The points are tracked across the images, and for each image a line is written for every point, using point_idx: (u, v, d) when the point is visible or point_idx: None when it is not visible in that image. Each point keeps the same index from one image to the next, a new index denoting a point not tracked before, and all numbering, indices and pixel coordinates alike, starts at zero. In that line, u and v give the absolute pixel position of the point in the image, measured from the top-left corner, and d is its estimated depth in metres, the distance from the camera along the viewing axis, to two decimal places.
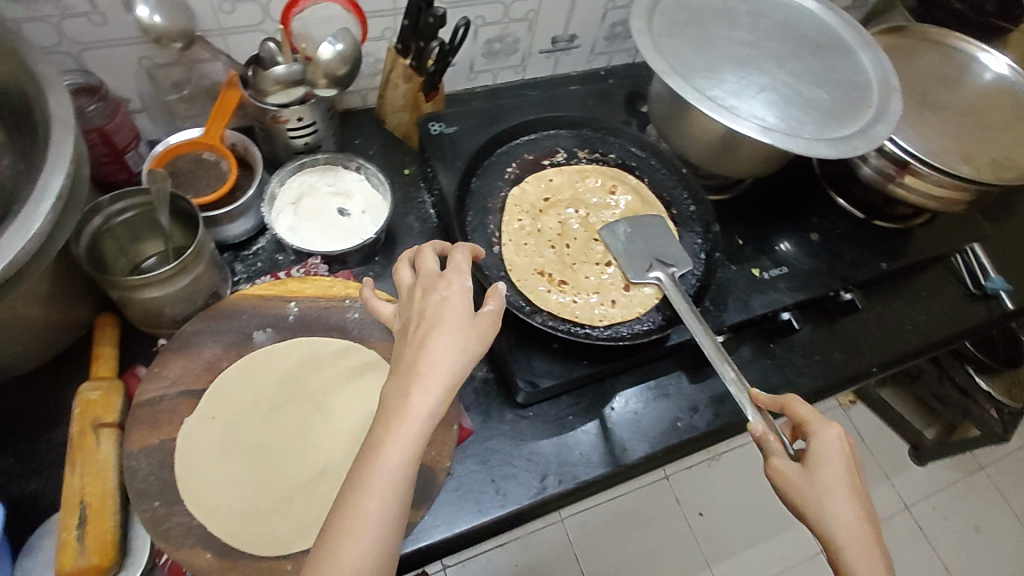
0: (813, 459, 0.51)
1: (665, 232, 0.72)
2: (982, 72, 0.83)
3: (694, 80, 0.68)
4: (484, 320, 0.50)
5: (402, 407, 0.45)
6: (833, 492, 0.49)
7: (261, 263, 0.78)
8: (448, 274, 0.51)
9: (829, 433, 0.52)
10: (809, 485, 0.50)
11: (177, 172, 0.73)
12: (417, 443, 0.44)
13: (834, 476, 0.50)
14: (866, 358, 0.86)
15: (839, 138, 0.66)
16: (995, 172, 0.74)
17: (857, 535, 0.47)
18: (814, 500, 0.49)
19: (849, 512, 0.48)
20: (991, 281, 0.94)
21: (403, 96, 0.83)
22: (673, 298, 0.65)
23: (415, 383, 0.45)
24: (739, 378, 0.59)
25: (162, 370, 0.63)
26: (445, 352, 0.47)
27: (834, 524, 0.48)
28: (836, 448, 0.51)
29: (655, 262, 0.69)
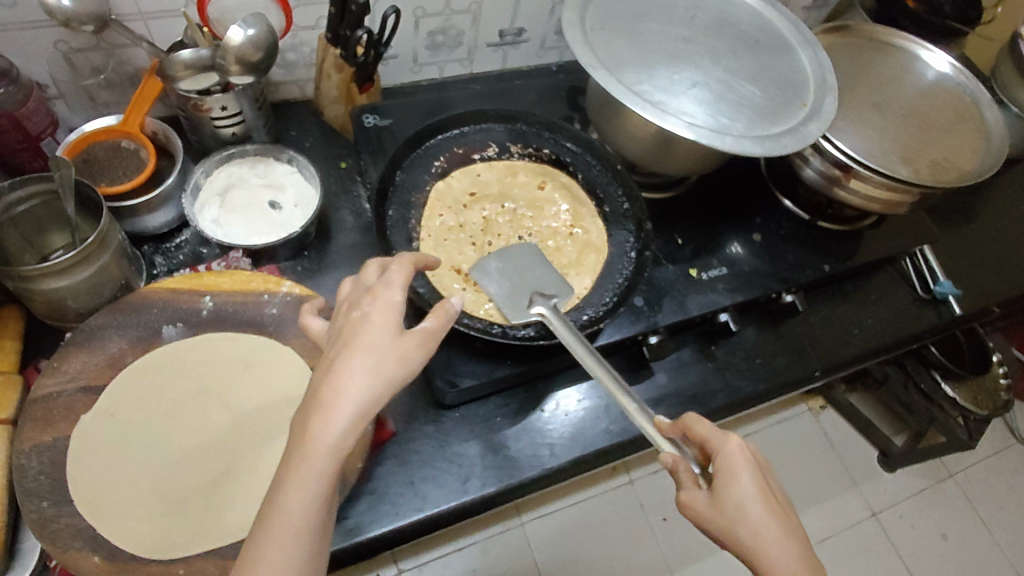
0: (721, 485, 0.47)
1: (535, 260, 0.66)
2: (924, 70, 0.82)
3: (623, 74, 0.66)
4: (411, 339, 0.46)
5: (304, 442, 0.41)
6: (747, 514, 0.46)
7: (184, 256, 0.75)
8: (374, 286, 0.48)
9: (730, 448, 0.49)
10: (722, 514, 0.47)
11: (92, 159, 0.71)
12: (323, 482, 0.41)
13: (745, 495, 0.47)
14: (809, 362, 0.84)
15: (768, 136, 0.64)
16: (934, 174, 0.73)
17: (780, 554, 0.44)
18: (731, 528, 0.46)
19: (769, 533, 0.45)
20: (940, 285, 0.92)
21: (336, 87, 0.81)
22: (562, 335, 0.59)
23: (318, 415, 0.42)
24: (639, 408, 0.55)
25: (61, 365, 0.60)
26: (354, 377, 0.43)
27: (754, 547, 0.45)
28: (742, 463, 0.48)
29: (536, 295, 0.63)
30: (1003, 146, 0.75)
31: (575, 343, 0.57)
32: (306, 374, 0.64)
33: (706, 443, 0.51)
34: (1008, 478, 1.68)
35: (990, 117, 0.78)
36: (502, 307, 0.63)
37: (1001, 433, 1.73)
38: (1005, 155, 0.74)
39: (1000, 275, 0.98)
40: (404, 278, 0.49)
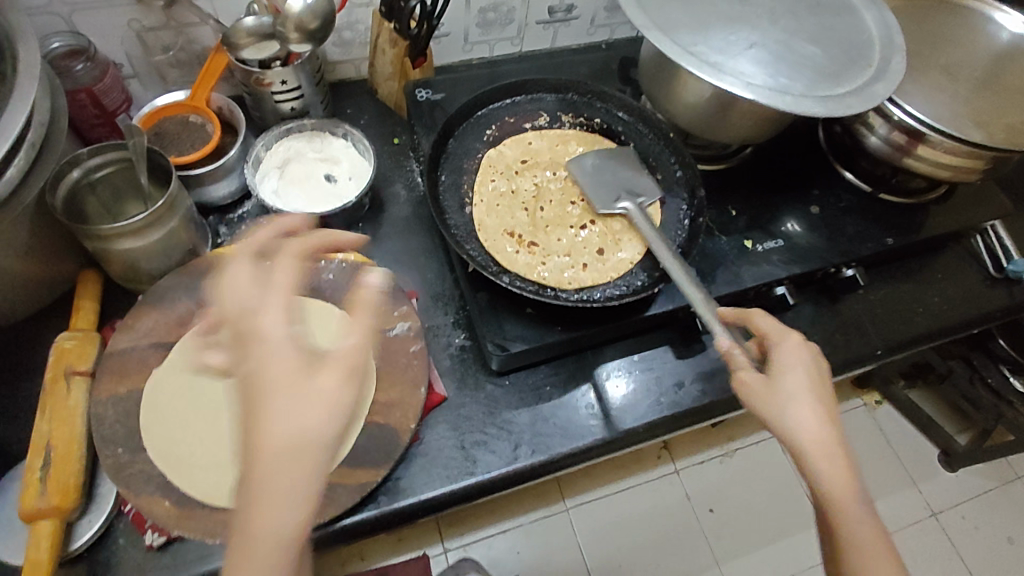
0: (778, 373, 0.53)
1: (634, 163, 0.71)
2: (998, 32, 0.76)
3: (677, 35, 0.65)
4: (323, 368, 0.42)
5: (269, 450, 0.39)
6: (797, 400, 0.51)
7: (246, 227, 0.78)
8: (235, 266, 0.45)
9: (790, 343, 0.55)
10: (780, 397, 0.52)
11: (162, 132, 0.74)
12: (297, 522, 0.39)
13: (798, 385, 0.52)
14: (870, 340, 0.81)
15: (831, 96, 0.62)
16: (1007, 138, 0.69)
17: (825, 438, 0.50)
18: (780, 412, 0.51)
19: (813, 417, 0.51)
20: (1014, 262, 0.87)
21: (390, 62, 0.82)
22: (643, 229, 0.65)
23: (261, 422, 0.40)
24: (705, 299, 0.58)
25: (135, 323, 0.64)
26: (308, 408, 0.40)
27: (803, 429, 0.50)
28: (795, 355, 0.54)
29: (626, 193, 0.69)
30: None
31: (654, 236, 0.63)
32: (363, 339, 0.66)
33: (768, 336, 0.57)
34: None
35: None
36: (591, 197, 0.71)
37: None
38: None
39: None
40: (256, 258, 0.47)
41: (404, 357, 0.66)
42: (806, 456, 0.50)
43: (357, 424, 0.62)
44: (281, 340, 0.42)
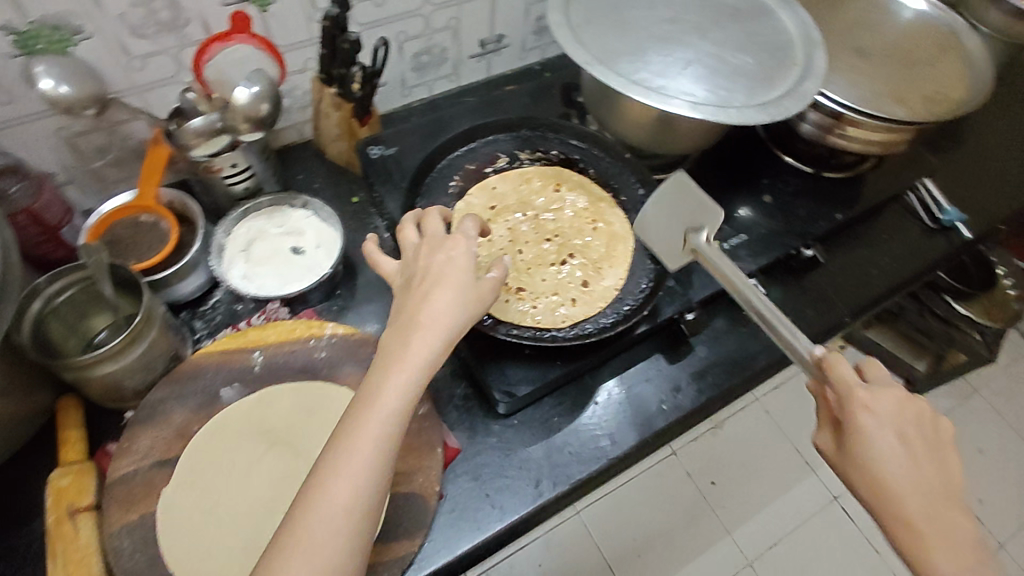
0: (864, 428, 0.50)
1: (683, 186, 0.62)
2: (902, 11, 0.84)
3: (619, 65, 0.67)
4: (487, 286, 0.52)
5: (427, 326, 0.48)
6: (887, 458, 0.49)
7: (221, 316, 0.77)
8: (454, 236, 0.53)
9: (881, 399, 0.51)
10: (860, 454, 0.50)
11: (116, 239, 0.72)
12: (413, 394, 0.46)
13: (887, 441, 0.49)
14: (839, 309, 0.86)
15: (770, 102, 0.66)
16: (927, 108, 0.75)
17: (916, 504, 0.47)
18: (866, 467, 0.49)
19: (901, 474, 0.48)
20: (946, 214, 0.95)
21: (336, 125, 0.81)
22: (720, 266, 0.59)
23: (432, 298, 0.49)
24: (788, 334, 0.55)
25: (132, 444, 0.62)
26: (451, 309, 0.49)
27: (890, 492, 0.48)
28: (888, 411, 0.50)
29: (689, 232, 0.62)
30: (987, 72, 0.77)
31: (729, 275, 0.59)
32: None
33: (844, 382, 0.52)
34: None
35: (971, 45, 0.80)
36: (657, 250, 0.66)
37: (1017, 341, 1.77)
38: (991, 82, 0.77)
39: (1001, 192, 1.03)
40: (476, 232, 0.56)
41: (414, 421, 0.67)
42: (893, 522, 0.48)
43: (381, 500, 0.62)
44: (461, 262, 0.52)
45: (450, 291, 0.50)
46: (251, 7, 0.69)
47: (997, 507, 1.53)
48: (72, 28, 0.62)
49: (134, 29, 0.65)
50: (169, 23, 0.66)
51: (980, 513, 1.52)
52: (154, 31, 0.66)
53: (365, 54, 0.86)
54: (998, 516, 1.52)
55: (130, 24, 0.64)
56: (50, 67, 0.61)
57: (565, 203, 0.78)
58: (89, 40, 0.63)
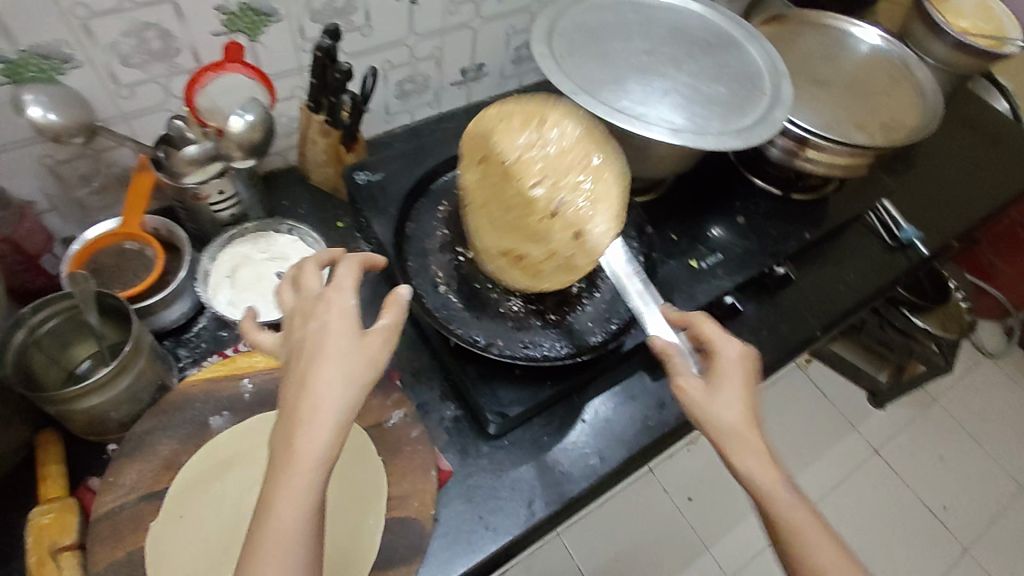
0: (716, 376, 0.56)
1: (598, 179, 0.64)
2: (859, 45, 0.91)
3: (602, 95, 0.71)
4: (375, 339, 0.47)
5: (318, 414, 0.43)
6: (728, 401, 0.54)
7: (206, 344, 0.76)
8: (326, 297, 0.47)
9: (727, 347, 0.58)
10: (710, 399, 0.54)
11: (99, 267, 0.70)
12: (319, 483, 0.42)
13: (732, 389, 0.55)
14: (809, 324, 0.91)
15: (743, 128, 0.70)
16: (885, 136, 0.81)
17: (751, 442, 0.52)
18: (714, 412, 0.54)
19: (736, 414, 0.54)
20: (903, 231, 1.00)
21: (323, 151, 0.82)
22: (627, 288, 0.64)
23: (311, 384, 0.43)
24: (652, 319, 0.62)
25: (118, 478, 0.60)
26: (337, 384, 0.44)
27: (728, 426, 0.53)
28: (733, 363, 0.57)
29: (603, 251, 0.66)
30: (937, 100, 0.84)
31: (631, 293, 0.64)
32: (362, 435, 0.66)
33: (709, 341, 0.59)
34: (986, 392, 1.80)
35: (921, 75, 0.87)
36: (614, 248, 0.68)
37: (970, 351, 1.86)
38: (941, 108, 0.83)
39: (951, 212, 1.10)
40: (355, 279, 0.49)
41: (408, 445, 0.66)
42: (740, 452, 0.52)
43: (377, 525, 0.61)
44: (341, 324, 0.46)
45: (334, 369, 0.44)
46: (241, 36, 0.71)
47: (959, 512, 1.59)
48: (62, 58, 0.63)
49: (125, 58, 0.66)
50: (159, 52, 0.68)
51: (944, 518, 1.58)
52: (143, 60, 0.67)
53: (352, 83, 0.88)
54: (961, 521, 1.58)
55: (120, 54, 0.65)
56: (38, 94, 0.61)
57: (549, 141, 0.66)
58: (78, 69, 0.64)
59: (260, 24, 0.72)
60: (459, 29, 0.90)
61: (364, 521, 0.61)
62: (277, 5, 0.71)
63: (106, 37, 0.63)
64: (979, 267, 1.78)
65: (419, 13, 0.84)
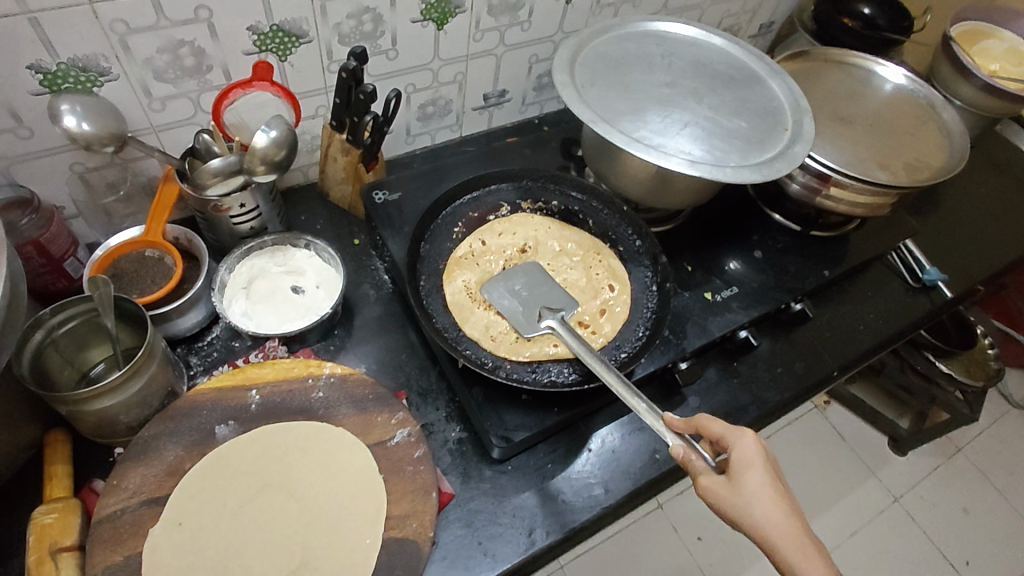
0: (737, 473, 0.54)
1: (544, 279, 0.71)
2: (883, 83, 0.90)
3: (621, 124, 0.71)
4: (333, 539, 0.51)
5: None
6: (761, 498, 0.53)
7: (218, 353, 0.77)
8: None
9: (744, 440, 0.56)
10: (740, 500, 0.53)
11: (120, 273, 0.72)
12: None
13: (760, 484, 0.53)
14: (826, 363, 0.89)
15: (762, 163, 0.70)
16: (909, 175, 0.80)
17: (790, 536, 0.51)
18: (745, 511, 0.53)
19: (776, 511, 0.52)
20: (927, 273, 0.99)
21: (342, 169, 0.84)
22: (569, 342, 0.63)
23: None
24: (650, 408, 0.59)
25: (121, 482, 0.60)
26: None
27: (765, 525, 0.52)
28: (753, 452, 0.55)
29: (545, 309, 0.68)
30: (964, 140, 0.83)
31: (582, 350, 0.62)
32: (365, 450, 0.65)
33: (720, 438, 0.57)
34: (1012, 444, 1.74)
35: (947, 116, 0.86)
36: (520, 324, 0.68)
37: (997, 401, 1.81)
38: (968, 149, 0.82)
39: (977, 255, 1.07)
40: None
41: (411, 464, 0.65)
42: (786, 560, 0.50)
43: (374, 545, 0.60)
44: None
45: None
46: (271, 56, 0.74)
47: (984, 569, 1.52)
48: (100, 70, 0.65)
49: (158, 73, 0.68)
50: (192, 68, 0.70)
51: None
52: (177, 75, 0.70)
53: (378, 105, 0.90)
54: None
55: (155, 68, 0.68)
56: (74, 105, 0.64)
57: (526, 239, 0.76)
58: (114, 81, 0.66)
59: (289, 45, 0.74)
60: (483, 56, 0.92)
61: (361, 540, 0.60)
62: (307, 28, 0.73)
63: (142, 52, 0.66)
64: (1007, 313, 1.74)
65: (444, 39, 0.86)
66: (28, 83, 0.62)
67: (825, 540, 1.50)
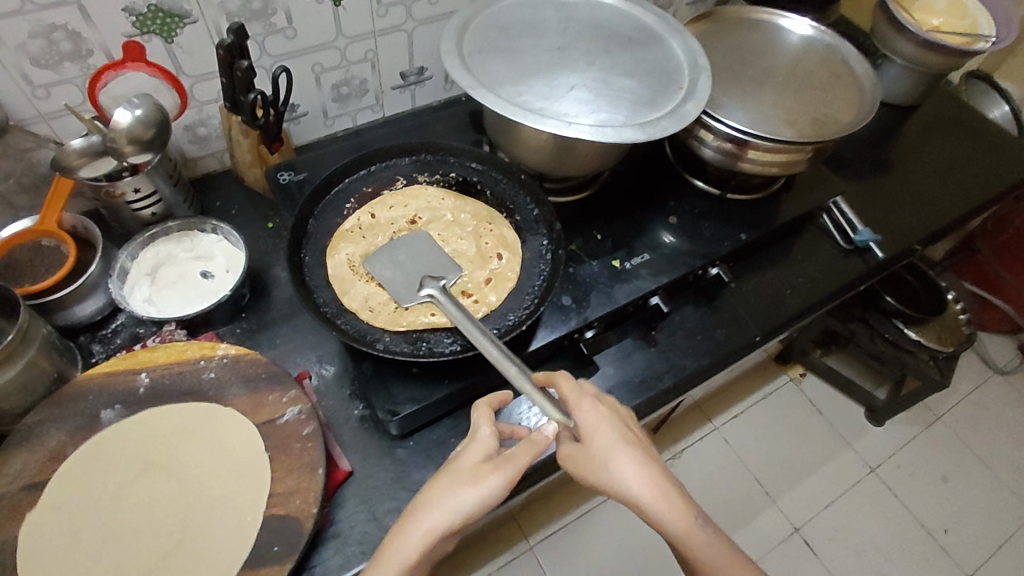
0: (588, 437, 0.56)
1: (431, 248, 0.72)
2: (790, 37, 0.88)
3: (504, 90, 0.70)
4: (489, 466, 0.54)
5: (384, 565, 0.51)
6: (614, 458, 0.53)
7: (121, 340, 0.76)
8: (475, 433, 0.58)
9: (585, 405, 0.57)
10: (597, 462, 0.54)
11: (12, 263, 0.72)
12: (429, 530, 0.52)
13: (610, 444, 0.54)
14: (749, 329, 0.87)
15: (649, 122, 0.68)
16: (814, 131, 0.78)
17: (654, 492, 0.52)
18: (605, 475, 0.53)
19: (632, 468, 0.53)
20: (859, 234, 0.95)
21: (246, 151, 0.83)
22: (448, 309, 0.63)
23: (435, 486, 0.54)
24: (520, 371, 0.57)
25: (1, 468, 0.60)
26: (456, 498, 0.53)
27: (626, 481, 0.52)
28: (595, 414, 0.56)
29: (426, 277, 0.68)
30: (874, 94, 0.80)
31: (458, 316, 0.62)
32: (252, 428, 0.65)
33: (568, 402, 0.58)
34: (993, 411, 1.71)
35: (861, 69, 0.84)
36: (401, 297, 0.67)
37: (978, 367, 1.77)
38: (878, 102, 0.80)
39: (918, 214, 1.05)
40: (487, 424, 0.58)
41: (299, 442, 0.65)
42: (652, 515, 0.52)
43: (255, 522, 0.60)
44: (481, 445, 0.57)
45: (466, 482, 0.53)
46: (156, 37, 0.73)
47: (962, 537, 1.50)
48: None
49: (36, 59, 0.68)
50: (71, 53, 0.70)
51: (945, 544, 1.49)
52: (56, 60, 0.69)
53: (262, 81, 0.87)
54: (963, 547, 1.49)
55: (30, 54, 0.67)
56: None
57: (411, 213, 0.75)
58: None
59: (172, 26, 0.73)
60: (391, 32, 0.91)
61: (242, 517, 0.60)
62: (189, 8, 0.73)
63: (13, 39, 0.66)
64: (982, 278, 1.70)
65: (344, 16, 0.84)
66: None
67: (797, 515, 1.48)
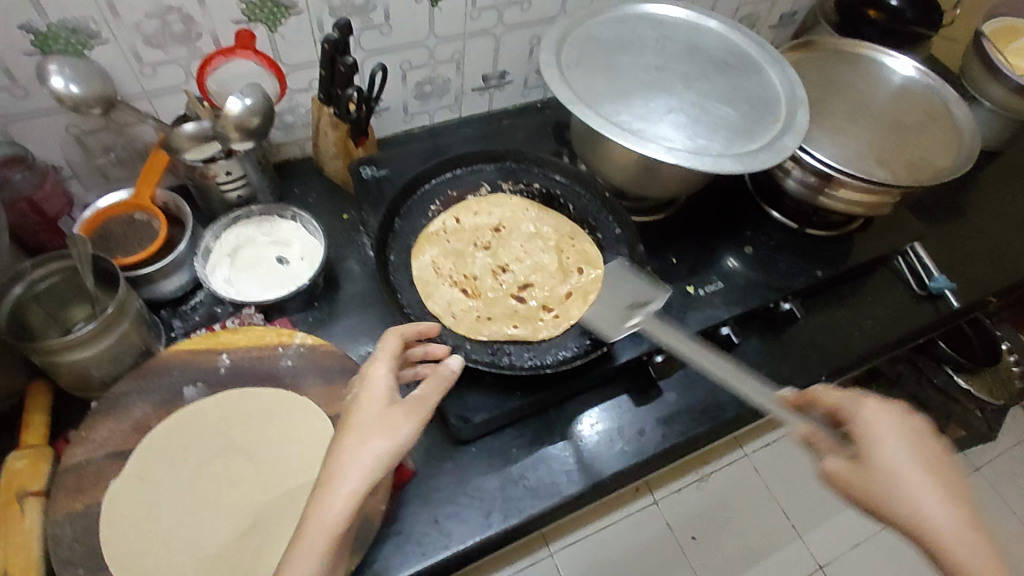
0: (852, 438, 0.55)
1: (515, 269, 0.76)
2: (892, 76, 0.86)
3: (601, 107, 0.70)
4: (400, 408, 0.49)
5: (311, 535, 0.43)
6: (881, 458, 0.52)
7: (199, 317, 0.78)
8: (368, 371, 0.54)
9: (863, 410, 0.55)
10: (863, 461, 0.53)
11: (108, 233, 0.74)
12: (355, 495, 0.44)
13: (883, 448, 0.53)
14: (814, 367, 0.86)
15: (746, 153, 0.67)
16: (910, 174, 0.76)
17: (927, 503, 0.49)
18: (875, 471, 0.52)
19: (909, 471, 0.51)
20: (935, 280, 0.94)
21: (333, 144, 0.85)
22: (665, 335, 0.67)
23: (344, 446, 0.47)
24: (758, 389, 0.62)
25: (88, 434, 0.62)
26: (372, 452, 0.46)
27: (898, 488, 0.51)
28: (869, 420, 0.55)
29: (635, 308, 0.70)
30: (975, 141, 0.78)
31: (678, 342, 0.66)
32: (324, 420, 0.66)
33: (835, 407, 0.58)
34: None
35: (960, 114, 0.82)
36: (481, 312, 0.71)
37: None
38: (978, 149, 0.77)
39: (994, 265, 1.02)
40: (386, 362, 0.54)
41: None
42: (920, 523, 0.49)
43: None
44: (377, 392, 0.51)
45: (377, 432, 0.47)
46: (260, 27, 0.74)
47: None
48: (89, 33, 0.66)
49: (148, 39, 0.70)
50: (182, 35, 0.71)
51: None
52: (168, 41, 0.71)
53: (364, 79, 0.89)
54: None
55: (144, 34, 0.69)
56: (62, 67, 0.65)
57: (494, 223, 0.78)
58: (104, 45, 0.68)
59: (278, 16, 0.74)
60: (481, 36, 0.91)
61: None
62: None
63: (131, 19, 0.67)
64: None
65: (439, 17, 0.85)
66: (20, 44, 0.64)
67: None
